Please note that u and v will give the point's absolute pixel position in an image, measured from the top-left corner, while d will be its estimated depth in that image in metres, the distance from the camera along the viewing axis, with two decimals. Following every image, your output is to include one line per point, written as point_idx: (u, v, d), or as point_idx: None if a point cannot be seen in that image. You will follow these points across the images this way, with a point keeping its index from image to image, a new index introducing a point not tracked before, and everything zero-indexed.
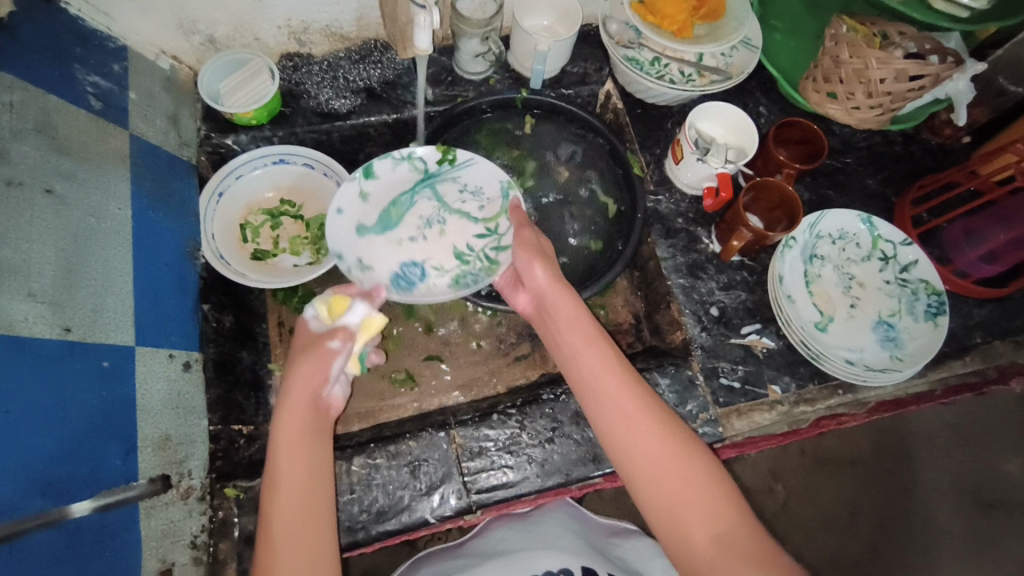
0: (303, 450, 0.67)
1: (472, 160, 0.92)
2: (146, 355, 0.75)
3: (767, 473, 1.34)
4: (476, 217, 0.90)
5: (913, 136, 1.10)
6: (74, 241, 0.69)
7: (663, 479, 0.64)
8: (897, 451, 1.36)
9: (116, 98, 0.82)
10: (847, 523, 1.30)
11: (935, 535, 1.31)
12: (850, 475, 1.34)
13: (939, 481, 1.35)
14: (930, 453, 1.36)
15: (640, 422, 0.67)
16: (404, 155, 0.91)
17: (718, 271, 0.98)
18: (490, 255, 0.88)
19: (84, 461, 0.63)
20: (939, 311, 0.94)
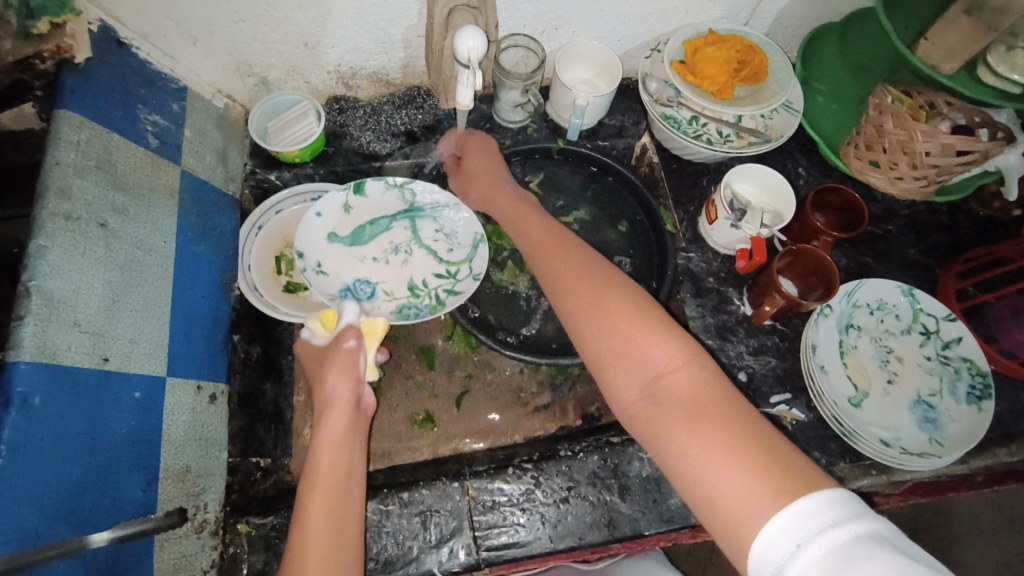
0: (330, 453, 0.71)
1: (454, 206, 1.00)
2: (175, 386, 0.77)
3: None
4: (441, 258, 0.98)
5: (959, 207, 1.07)
6: (121, 274, 0.72)
7: (607, 339, 0.66)
8: (936, 531, 1.28)
9: (172, 136, 0.86)
10: None
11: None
12: None
13: (982, 567, 1.26)
14: (972, 536, 1.28)
15: (593, 295, 0.70)
16: (398, 183, 0.99)
17: (748, 335, 0.96)
18: (440, 297, 0.96)
19: (106, 491, 0.65)
20: (983, 395, 0.89)
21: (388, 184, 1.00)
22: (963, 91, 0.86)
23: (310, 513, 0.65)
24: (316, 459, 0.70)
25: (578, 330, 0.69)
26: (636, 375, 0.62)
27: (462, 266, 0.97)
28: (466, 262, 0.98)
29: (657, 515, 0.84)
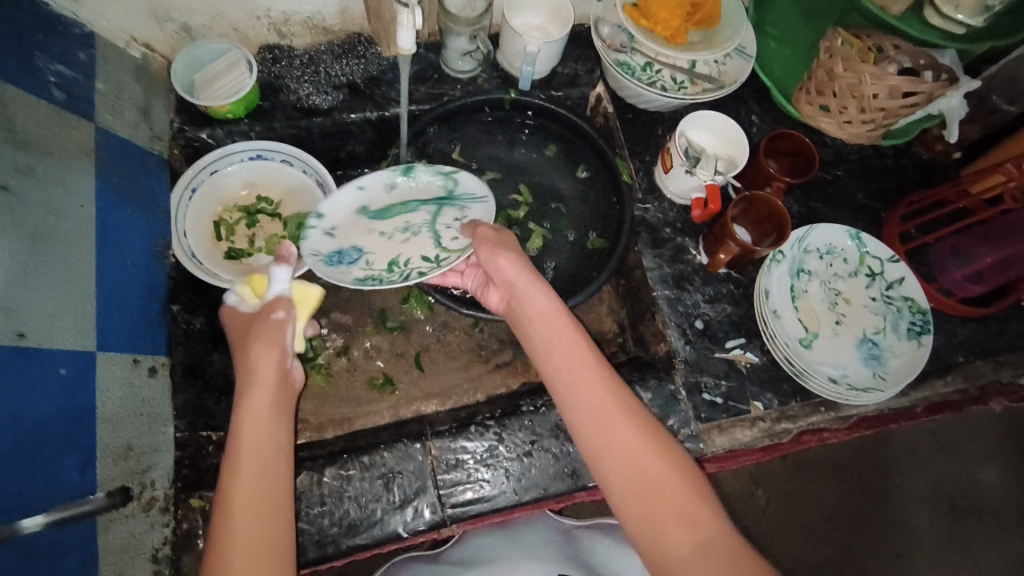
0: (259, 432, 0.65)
1: (484, 201, 0.87)
2: (108, 361, 0.72)
3: (747, 478, 1.33)
4: (440, 243, 0.86)
5: (904, 150, 1.09)
6: (31, 241, 0.65)
7: (642, 484, 0.63)
8: (877, 460, 1.37)
9: (82, 88, 0.78)
10: (825, 531, 1.30)
11: (909, 543, 1.32)
12: (830, 484, 1.34)
13: (917, 490, 1.35)
14: (910, 462, 1.37)
15: (618, 424, 0.66)
16: (444, 172, 0.87)
17: (704, 283, 0.97)
18: (410, 277, 0.84)
19: (37, 474, 0.60)
20: (923, 330, 0.93)
21: (439, 170, 0.87)
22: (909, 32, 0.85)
23: (235, 499, 0.61)
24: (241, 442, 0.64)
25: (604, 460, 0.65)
26: (633, 486, 0.63)
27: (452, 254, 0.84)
28: (461, 250, 0.84)
29: None
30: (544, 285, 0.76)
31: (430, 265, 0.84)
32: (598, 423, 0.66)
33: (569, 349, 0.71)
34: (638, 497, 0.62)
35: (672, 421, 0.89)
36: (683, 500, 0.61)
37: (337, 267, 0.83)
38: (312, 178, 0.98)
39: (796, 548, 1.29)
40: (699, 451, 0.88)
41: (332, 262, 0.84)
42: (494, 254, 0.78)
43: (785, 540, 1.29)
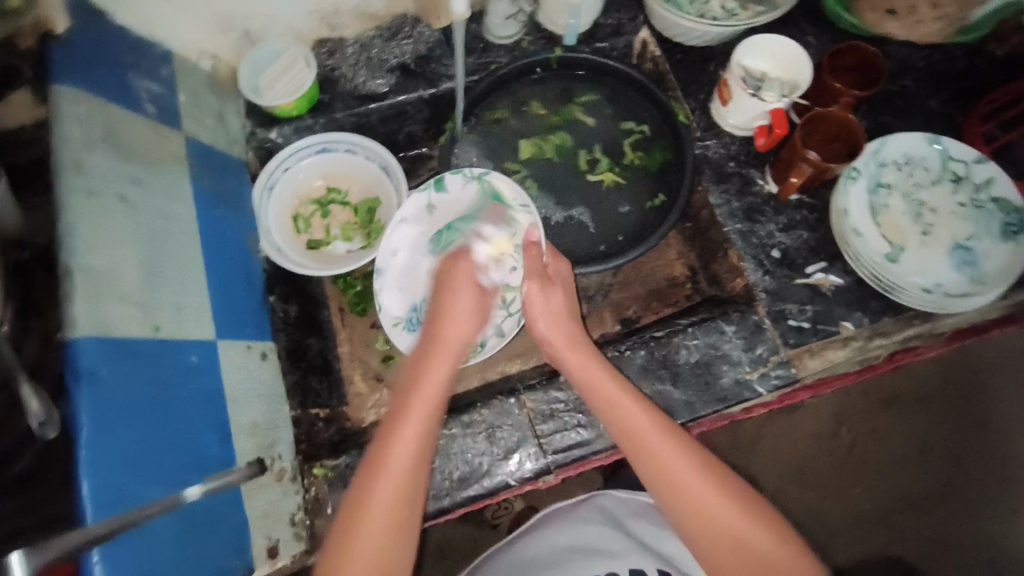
0: (433, 386, 0.75)
1: (529, 210, 0.90)
2: (226, 348, 0.79)
3: (832, 417, 1.30)
4: (500, 278, 0.91)
5: (979, 49, 1.03)
6: (152, 243, 0.72)
7: (707, 516, 0.69)
8: (970, 385, 1.30)
9: (169, 101, 0.84)
10: (920, 462, 1.27)
11: (1016, 471, 1.26)
12: (922, 415, 1.29)
13: (1019, 413, 1.28)
14: (1007, 383, 1.30)
15: (684, 474, 0.70)
16: (476, 175, 0.93)
17: (776, 212, 0.95)
18: (486, 331, 0.92)
19: (188, 449, 0.68)
20: (1020, 230, 0.88)
21: (466, 176, 0.93)
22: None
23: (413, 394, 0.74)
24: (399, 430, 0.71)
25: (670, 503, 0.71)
26: (685, 511, 0.70)
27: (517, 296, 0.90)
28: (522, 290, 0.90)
29: (710, 396, 0.87)
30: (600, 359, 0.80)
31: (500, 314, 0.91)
32: (647, 462, 0.72)
33: (610, 397, 0.76)
34: (682, 514, 0.70)
35: (760, 350, 0.89)
36: (728, 517, 0.68)
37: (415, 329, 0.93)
38: (376, 163, 1.03)
39: (891, 481, 1.26)
40: (792, 377, 0.88)
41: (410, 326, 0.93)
42: (535, 318, 0.84)
43: (878, 473, 1.26)
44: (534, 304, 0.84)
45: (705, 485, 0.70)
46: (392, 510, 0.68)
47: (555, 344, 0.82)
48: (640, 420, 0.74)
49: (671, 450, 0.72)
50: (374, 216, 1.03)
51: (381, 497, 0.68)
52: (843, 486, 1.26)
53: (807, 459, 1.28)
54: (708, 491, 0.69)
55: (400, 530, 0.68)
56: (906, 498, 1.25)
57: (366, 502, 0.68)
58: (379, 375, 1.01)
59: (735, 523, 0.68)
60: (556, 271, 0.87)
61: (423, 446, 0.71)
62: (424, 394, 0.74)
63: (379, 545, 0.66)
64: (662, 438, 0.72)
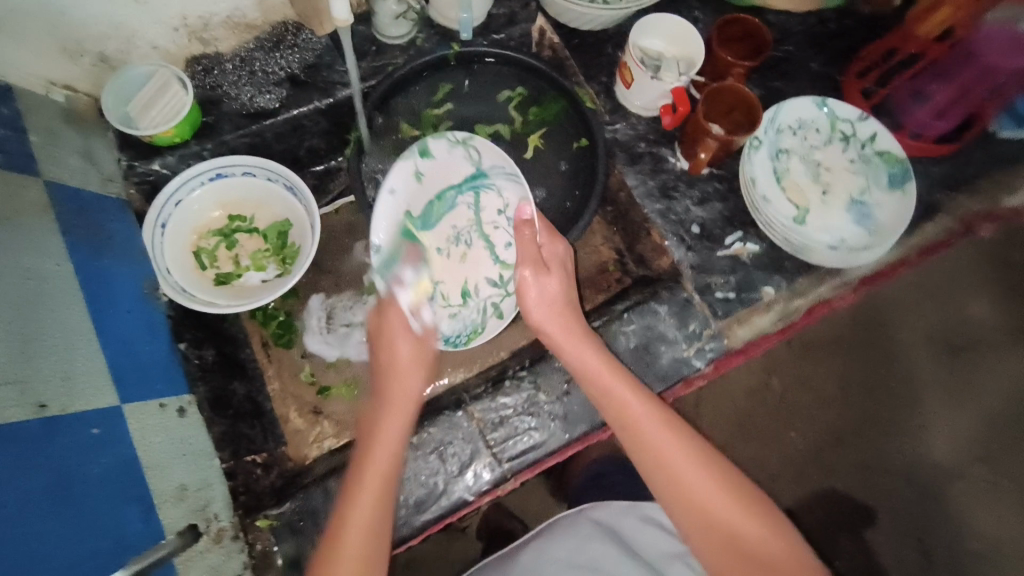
0: (390, 442, 0.73)
1: (517, 180, 0.84)
2: (135, 411, 0.71)
3: (761, 370, 1.38)
4: (498, 256, 0.87)
5: (849, 11, 1.09)
6: (19, 310, 0.63)
7: (701, 508, 0.68)
8: (874, 320, 1.41)
9: (18, 144, 0.73)
10: (840, 399, 1.37)
11: (918, 391, 1.38)
12: (835, 354, 1.39)
13: (915, 337, 1.40)
14: (901, 313, 1.41)
15: (682, 464, 0.70)
16: (461, 140, 0.85)
17: (689, 188, 0.98)
18: (488, 315, 0.88)
19: (104, 533, 0.60)
20: (905, 179, 0.96)
21: (450, 140, 0.84)
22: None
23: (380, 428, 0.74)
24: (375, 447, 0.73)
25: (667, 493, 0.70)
26: (682, 502, 0.69)
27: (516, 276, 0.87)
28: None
29: (649, 376, 0.89)
30: (597, 347, 0.79)
31: (500, 293, 0.87)
32: (647, 450, 0.71)
33: (599, 384, 0.76)
34: (666, 490, 0.70)
35: (692, 325, 0.92)
36: (707, 493, 0.68)
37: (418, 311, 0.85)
38: (279, 183, 0.95)
39: (820, 420, 1.35)
40: (724, 347, 0.91)
41: None
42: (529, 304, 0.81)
43: (806, 415, 1.35)
44: (528, 291, 0.81)
45: (691, 464, 0.70)
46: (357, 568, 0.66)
47: (552, 333, 0.80)
48: (639, 409, 0.74)
49: (676, 440, 0.71)
50: (286, 239, 0.97)
51: (352, 540, 0.67)
52: (780, 432, 1.35)
53: (747, 412, 1.35)
54: (692, 467, 0.70)
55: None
56: (833, 433, 1.35)
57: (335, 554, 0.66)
58: (317, 408, 0.96)
59: (731, 515, 0.67)
60: (550, 252, 0.82)
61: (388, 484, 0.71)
62: (385, 441, 0.73)
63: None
64: (653, 419, 0.73)
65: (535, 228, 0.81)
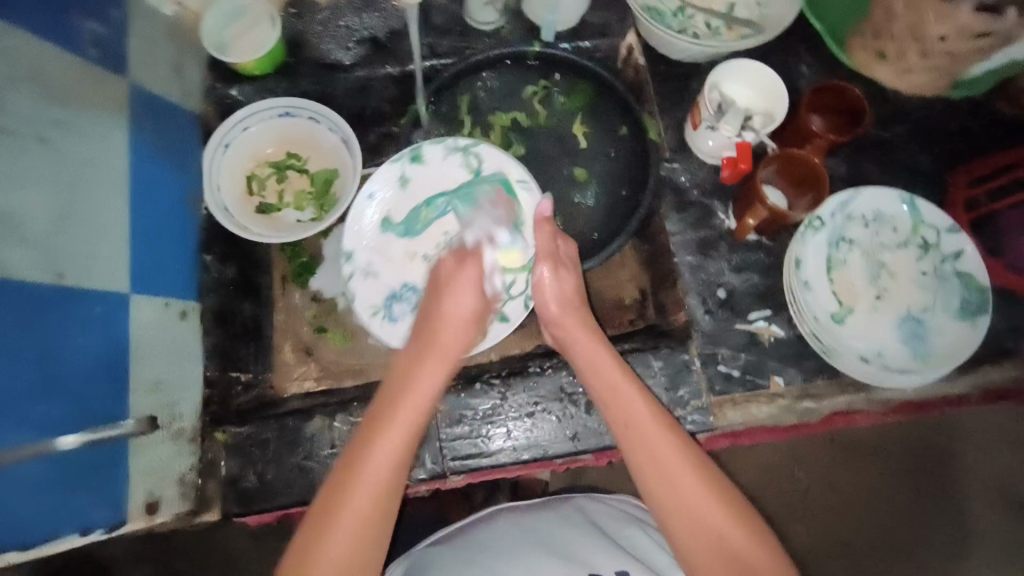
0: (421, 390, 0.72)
1: (528, 184, 0.90)
2: (140, 301, 0.79)
3: (791, 455, 1.27)
4: (499, 258, 0.90)
5: (984, 105, 0.96)
6: (69, 189, 0.71)
7: (698, 523, 0.66)
8: (943, 449, 1.26)
9: (114, 45, 0.82)
10: (875, 517, 1.24)
11: (964, 532, 1.23)
12: (886, 469, 1.26)
13: (986, 484, 1.24)
14: (979, 453, 1.25)
15: (685, 477, 0.68)
16: (460, 147, 0.93)
17: (730, 251, 0.91)
18: (488, 319, 0.88)
19: (77, 398, 0.68)
20: (979, 311, 0.83)
21: (448, 147, 0.94)
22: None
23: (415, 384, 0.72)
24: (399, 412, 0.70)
25: (664, 505, 0.68)
26: (681, 514, 0.67)
27: (520, 283, 0.88)
28: (522, 272, 0.88)
29: None
30: (608, 347, 0.78)
31: (503, 299, 0.87)
32: (645, 455, 0.70)
33: (612, 390, 0.74)
34: (666, 508, 0.68)
35: (682, 391, 0.86)
36: (714, 516, 0.66)
37: (396, 319, 0.90)
38: (338, 136, 0.99)
39: (842, 529, 1.24)
40: (707, 426, 0.85)
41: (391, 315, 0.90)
42: (544, 300, 0.81)
43: (828, 518, 1.24)
44: (544, 287, 0.81)
45: (695, 476, 0.68)
46: (370, 509, 0.65)
47: (567, 327, 0.79)
48: (645, 413, 0.72)
49: (677, 451, 0.69)
50: (330, 187, 1.01)
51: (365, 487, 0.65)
52: (784, 523, 1.24)
53: (756, 493, 1.25)
54: (697, 489, 0.67)
55: (370, 537, 0.65)
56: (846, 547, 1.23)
57: (347, 498, 0.65)
58: (310, 348, 1.01)
59: (732, 534, 0.65)
60: (566, 251, 0.84)
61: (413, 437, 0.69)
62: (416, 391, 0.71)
63: (350, 542, 0.64)
64: (662, 432, 0.71)
65: (553, 224, 0.82)
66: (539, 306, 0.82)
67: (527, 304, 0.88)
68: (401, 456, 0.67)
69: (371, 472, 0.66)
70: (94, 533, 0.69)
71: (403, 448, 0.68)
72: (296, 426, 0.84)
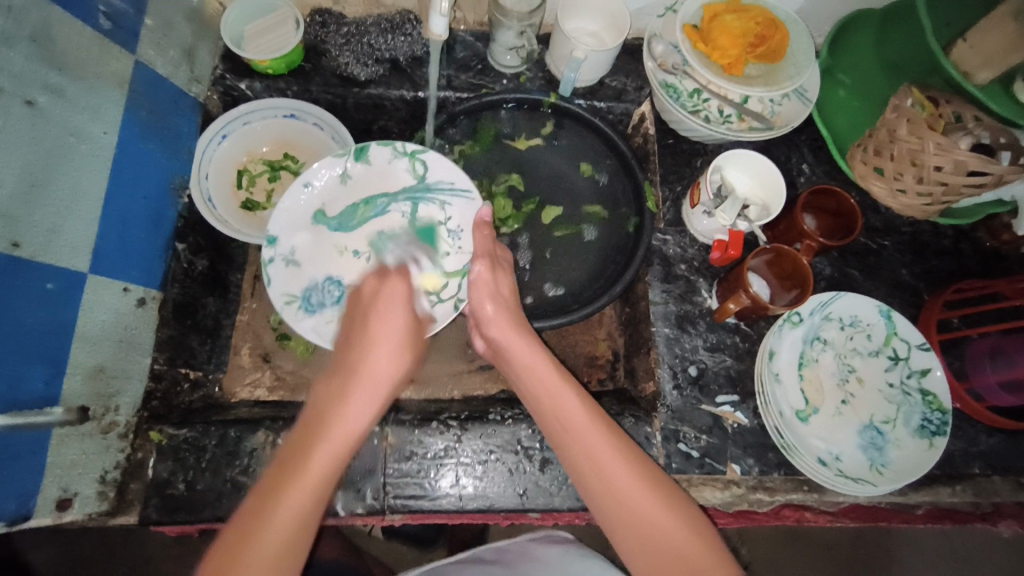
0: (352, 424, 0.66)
1: (466, 195, 0.91)
2: (99, 284, 0.75)
3: (735, 535, 1.39)
4: (433, 260, 0.90)
5: (966, 233, 1.00)
6: (46, 157, 0.68)
7: (632, 514, 0.66)
8: (879, 549, 1.41)
9: (129, 20, 0.80)
10: None
11: None
12: (822, 558, 1.40)
13: None
14: (910, 558, 1.41)
15: (614, 468, 0.68)
16: (408, 152, 0.92)
17: (707, 329, 0.92)
18: None
19: (4, 377, 0.63)
20: (938, 431, 0.84)
21: (395, 151, 0.92)
22: (968, 87, 0.76)
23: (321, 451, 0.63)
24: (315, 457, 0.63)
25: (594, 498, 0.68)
26: (613, 504, 0.67)
27: (451, 286, 0.89)
28: (457, 276, 0.90)
29: (573, 491, 0.81)
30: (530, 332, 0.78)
31: (434, 296, 0.88)
32: (572, 442, 0.70)
33: (544, 391, 0.74)
34: (612, 514, 0.67)
35: None
36: (649, 509, 0.66)
37: (315, 311, 0.87)
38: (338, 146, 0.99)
39: None
40: None
41: (309, 307, 0.87)
42: (479, 297, 0.81)
43: None
44: (483, 283, 0.82)
45: (623, 464, 0.68)
46: (299, 524, 0.60)
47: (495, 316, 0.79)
48: (571, 402, 0.72)
49: (604, 440, 0.69)
50: None
51: (289, 511, 0.60)
52: None
53: None
54: (640, 496, 0.66)
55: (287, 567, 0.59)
56: None
57: (266, 521, 0.59)
58: (268, 355, 0.99)
59: (666, 525, 0.65)
60: (503, 255, 0.86)
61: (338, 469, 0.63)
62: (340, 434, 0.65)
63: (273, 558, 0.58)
64: (598, 433, 0.70)
65: (493, 229, 0.84)
66: (474, 305, 0.81)
67: (458, 305, 0.88)
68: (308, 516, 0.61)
69: (275, 529, 0.59)
70: None
71: (316, 502, 0.61)
72: (238, 437, 0.79)
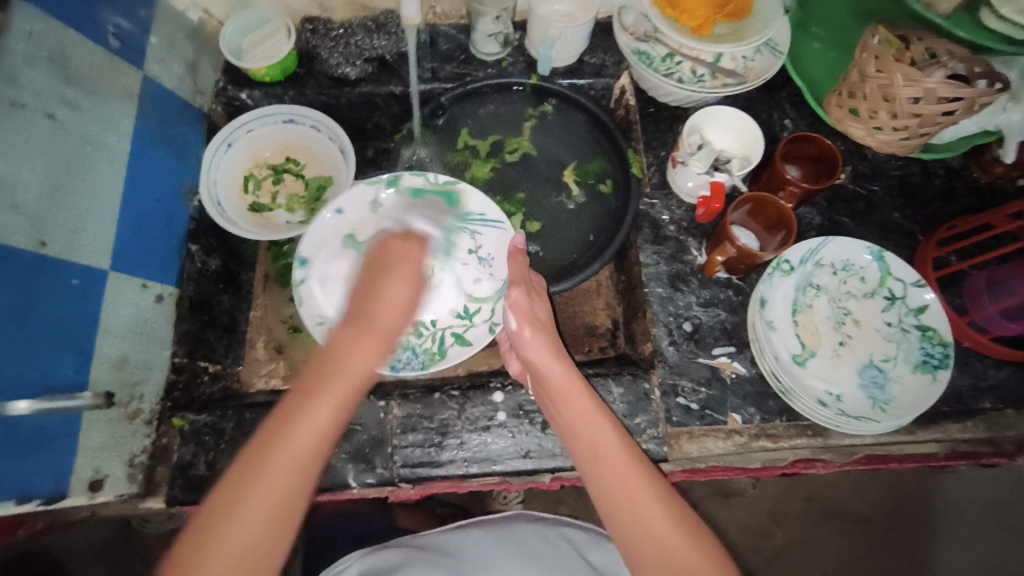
0: (307, 446, 0.62)
1: (499, 226, 0.96)
2: (119, 280, 0.81)
3: (767, 517, 1.39)
4: (465, 290, 0.94)
5: (958, 171, 1.00)
6: (66, 165, 0.74)
7: (652, 544, 0.67)
8: (920, 520, 1.38)
9: (136, 40, 0.87)
10: None
11: None
12: (861, 535, 1.37)
13: (965, 560, 1.35)
14: (957, 530, 1.37)
15: (644, 502, 0.69)
16: (441, 183, 0.97)
17: (700, 286, 0.93)
18: (446, 344, 0.91)
19: (37, 366, 0.69)
20: (941, 365, 0.83)
21: (427, 182, 0.97)
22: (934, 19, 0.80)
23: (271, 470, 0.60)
24: (264, 473, 0.60)
25: (621, 537, 0.69)
26: (638, 542, 0.68)
27: (484, 310, 0.93)
28: (490, 301, 0.94)
29: None
30: (564, 359, 0.80)
31: (467, 325, 0.93)
32: (604, 477, 0.71)
33: (575, 419, 0.75)
34: (635, 544, 0.68)
35: (640, 419, 0.86)
36: (675, 540, 0.67)
37: None
38: (334, 145, 1.04)
39: None
40: (662, 455, 0.84)
41: None
42: (519, 319, 0.83)
43: None
44: (521, 307, 0.84)
45: (654, 499, 0.69)
46: (251, 542, 0.59)
47: (532, 351, 0.80)
48: (606, 436, 0.73)
49: (637, 474, 0.71)
50: (322, 194, 1.05)
51: (249, 519, 0.59)
52: None
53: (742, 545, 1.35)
54: (667, 526, 0.68)
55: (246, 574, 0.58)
56: None
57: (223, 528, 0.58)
58: (281, 346, 1.05)
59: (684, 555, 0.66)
60: (535, 282, 0.89)
61: (267, 542, 0.59)
62: (253, 508, 0.59)
63: None
64: (625, 459, 0.72)
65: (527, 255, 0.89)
66: (512, 329, 0.84)
67: (493, 330, 0.92)
68: (263, 533, 0.59)
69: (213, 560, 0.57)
70: (32, 501, 0.70)
71: (273, 518, 0.60)
72: (254, 419, 0.84)
